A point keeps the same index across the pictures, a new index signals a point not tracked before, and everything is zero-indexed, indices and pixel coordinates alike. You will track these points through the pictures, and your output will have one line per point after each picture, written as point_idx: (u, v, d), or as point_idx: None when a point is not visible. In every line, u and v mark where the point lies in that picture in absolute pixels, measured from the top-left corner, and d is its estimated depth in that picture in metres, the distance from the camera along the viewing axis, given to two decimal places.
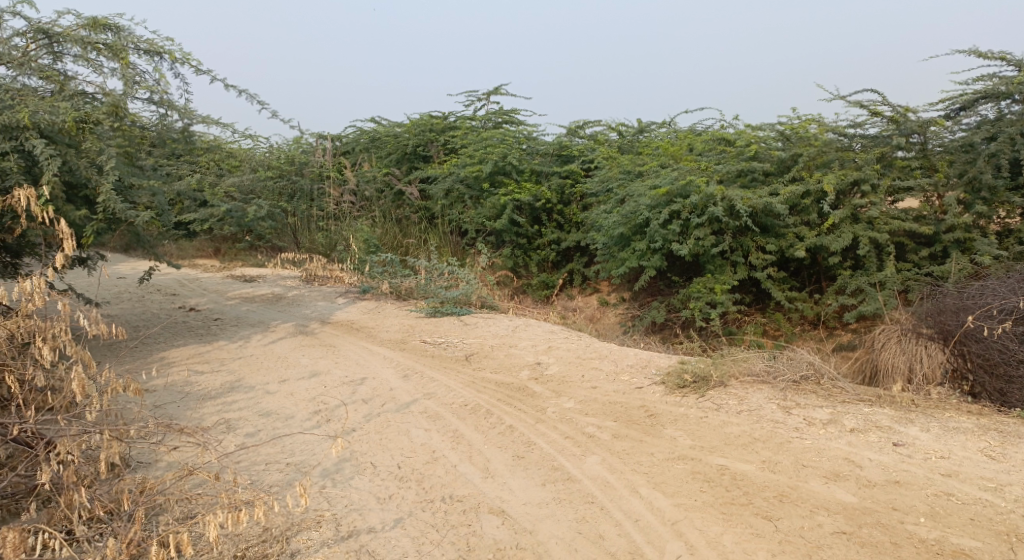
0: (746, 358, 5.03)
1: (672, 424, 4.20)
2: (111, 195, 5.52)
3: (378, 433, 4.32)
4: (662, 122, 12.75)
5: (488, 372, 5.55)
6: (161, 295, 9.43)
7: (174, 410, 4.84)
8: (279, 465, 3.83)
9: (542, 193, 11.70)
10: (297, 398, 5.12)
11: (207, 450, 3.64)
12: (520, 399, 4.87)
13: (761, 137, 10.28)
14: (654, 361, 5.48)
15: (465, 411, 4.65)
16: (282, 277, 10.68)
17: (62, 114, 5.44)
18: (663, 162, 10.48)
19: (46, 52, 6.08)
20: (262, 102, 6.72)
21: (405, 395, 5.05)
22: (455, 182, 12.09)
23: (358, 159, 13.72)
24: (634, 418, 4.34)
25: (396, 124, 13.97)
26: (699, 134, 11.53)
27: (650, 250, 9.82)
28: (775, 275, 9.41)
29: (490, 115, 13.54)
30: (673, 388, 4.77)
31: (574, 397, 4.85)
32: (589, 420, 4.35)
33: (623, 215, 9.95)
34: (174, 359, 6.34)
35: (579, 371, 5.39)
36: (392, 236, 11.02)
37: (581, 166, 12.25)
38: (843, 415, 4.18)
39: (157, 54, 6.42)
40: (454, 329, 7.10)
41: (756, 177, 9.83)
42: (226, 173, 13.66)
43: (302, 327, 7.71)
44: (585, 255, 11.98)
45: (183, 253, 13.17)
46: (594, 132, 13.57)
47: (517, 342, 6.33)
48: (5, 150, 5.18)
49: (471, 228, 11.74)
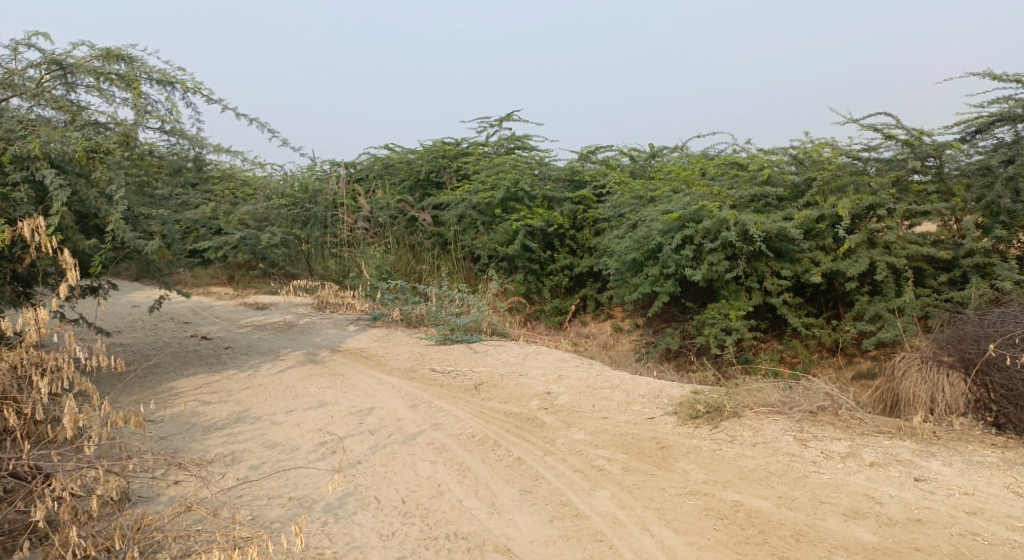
0: (761, 387, 4.91)
1: (684, 456, 4.09)
2: (121, 224, 5.54)
3: (383, 466, 4.24)
4: (674, 146, 12.73)
5: (498, 401, 5.46)
6: (173, 323, 9.45)
7: (179, 442, 4.79)
8: (282, 499, 3.76)
9: (554, 219, 11.67)
10: (303, 429, 5.05)
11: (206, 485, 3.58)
12: (529, 430, 4.77)
13: (774, 161, 10.21)
14: (667, 391, 5.37)
15: (473, 443, 4.56)
16: (294, 305, 10.68)
17: (73, 144, 5.47)
18: (675, 187, 10.44)
19: (60, 83, 6.13)
20: (273, 130, 6.77)
21: (413, 426, 4.97)
22: (467, 209, 12.12)
23: (371, 186, 13.79)
24: (645, 450, 4.23)
25: (409, 151, 14.05)
26: (711, 159, 11.48)
27: (663, 276, 9.74)
28: (790, 301, 9.27)
29: (502, 142, 13.58)
30: (686, 419, 4.65)
31: (584, 427, 4.75)
32: (599, 453, 4.25)
33: (635, 240, 9.90)
34: (182, 389, 6.31)
35: (590, 400, 5.29)
36: (404, 262, 11.02)
37: (593, 191, 12.23)
38: (861, 448, 4.05)
39: (170, 84, 6.48)
40: (464, 356, 7.02)
41: (769, 202, 9.74)
42: (241, 202, 13.77)
43: (312, 355, 7.67)
44: (597, 281, 11.89)
45: (198, 281, 13.23)
46: (605, 157, 13.56)
47: (528, 371, 6.25)
48: (16, 181, 5.22)
49: (484, 254, 11.72)
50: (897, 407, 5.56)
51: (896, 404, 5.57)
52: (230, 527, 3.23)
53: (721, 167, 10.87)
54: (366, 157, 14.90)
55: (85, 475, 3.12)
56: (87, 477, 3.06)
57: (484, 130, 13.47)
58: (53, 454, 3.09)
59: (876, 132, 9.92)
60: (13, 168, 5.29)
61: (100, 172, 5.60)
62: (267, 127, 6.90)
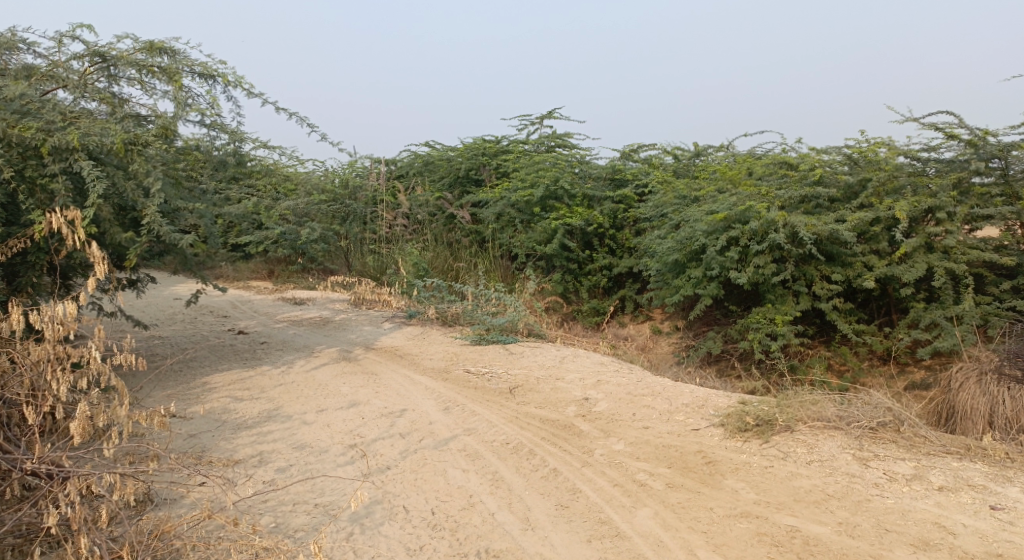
0: (815, 400, 4.60)
1: (732, 473, 3.82)
2: (157, 218, 5.43)
3: (413, 473, 4.07)
4: (720, 145, 12.34)
5: (533, 407, 5.24)
6: (212, 317, 9.44)
7: (208, 440, 4.69)
8: (307, 506, 3.61)
9: (594, 218, 11.40)
10: (333, 430, 4.92)
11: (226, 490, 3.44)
12: (566, 438, 4.54)
13: (826, 161, 9.79)
14: (712, 400, 5.08)
15: (507, 451, 4.35)
16: (331, 301, 10.60)
17: (112, 136, 5.39)
18: (721, 187, 10.10)
19: (103, 75, 6.11)
20: (313, 125, 6.74)
21: (445, 430, 4.78)
22: (506, 207, 11.96)
23: (411, 183, 13.66)
24: (690, 465, 3.97)
25: (449, 148, 13.92)
26: (758, 158, 11.10)
27: (707, 278, 9.40)
28: (840, 306, 8.84)
29: (543, 140, 13.35)
30: (734, 431, 4.37)
31: (624, 437, 4.51)
32: (641, 466, 4.00)
33: (678, 241, 9.59)
34: (215, 384, 6.25)
35: (630, 408, 5.04)
36: (442, 260, 10.87)
37: (635, 190, 11.93)
38: (928, 471, 3.73)
39: (211, 77, 6.43)
40: (500, 358, 6.82)
41: (821, 203, 9.32)
42: (282, 197, 13.79)
43: (346, 352, 7.56)
44: (637, 282, 11.59)
45: (239, 275, 13.27)
46: (648, 155, 13.22)
47: (565, 375, 6.01)
48: (54, 172, 5.15)
49: (522, 252, 11.51)
50: (953, 419, 5.20)
51: (951, 416, 5.21)
52: (251, 537, 3.10)
53: (769, 167, 10.49)
54: (407, 154, 14.81)
55: (98, 481, 3.02)
56: (100, 483, 2.96)
57: (525, 128, 13.27)
58: (69, 456, 2.98)
59: (937, 131, 9.44)
60: (52, 160, 5.20)
61: (138, 165, 5.50)
62: (306, 122, 6.87)
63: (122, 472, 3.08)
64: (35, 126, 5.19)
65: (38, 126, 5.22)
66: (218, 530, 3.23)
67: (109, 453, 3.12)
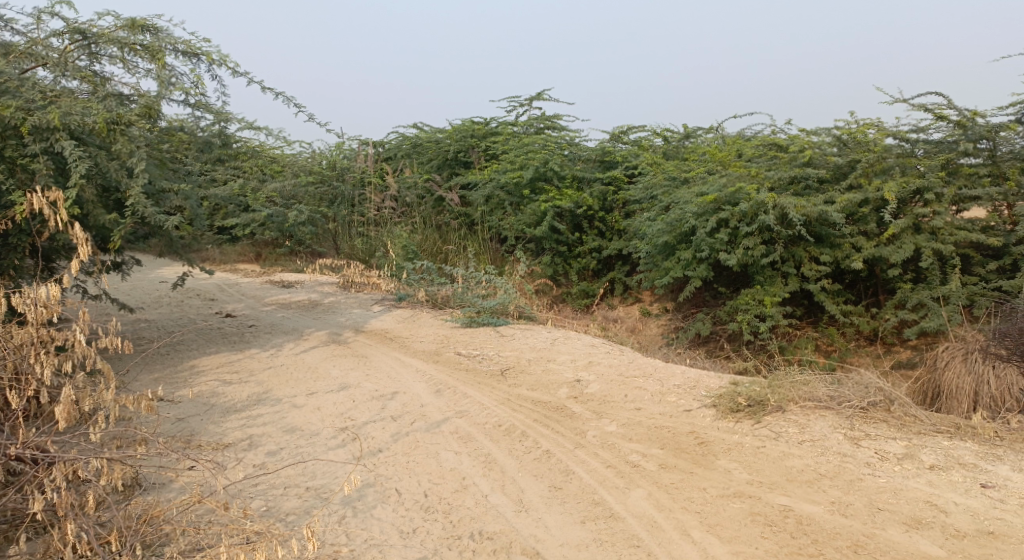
0: (806, 380, 4.61)
1: (725, 454, 3.82)
2: (141, 199, 5.34)
3: (405, 456, 4.04)
4: (709, 127, 12.30)
5: (525, 388, 5.22)
6: (199, 300, 9.35)
7: (197, 424, 4.64)
8: (299, 490, 3.58)
9: (583, 200, 11.37)
10: (323, 413, 4.88)
11: (215, 475, 3.41)
12: (558, 420, 4.53)
13: (816, 143, 9.78)
14: (703, 382, 5.08)
15: (499, 433, 4.34)
16: (320, 283, 10.52)
17: (93, 115, 5.28)
18: (710, 168, 10.08)
19: (84, 53, 5.98)
20: (300, 105, 6.65)
21: (436, 413, 4.76)
22: (495, 189, 11.89)
23: (399, 165, 13.54)
24: (682, 446, 3.97)
25: (437, 130, 13.79)
26: (748, 140, 11.08)
27: (696, 259, 9.40)
28: (829, 287, 8.87)
29: (532, 121, 13.26)
30: (726, 412, 4.37)
31: (616, 419, 4.50)
32: (633, 447, 4.00)
33: (667, 222, 9.58)
34: (204, 368, 6.19)
35: (622, 390, 5.03)
36: (431, 242, 10.81)
37: (624, 172, 11.89)
38: (919, 450, 3.75)
39: (195, 56, 6.31)
40: (491, 340, 6.80)
41: (810, 184, 9.32)
42: (269, 179, 13.63)
43: (336, 335, 7.51)
44: (626, 264, 11.59)
45: (226, 258, 13.13)
46: (637, 137, 13.16)
47: (556, 357, 5.99)
48: (34, 153, 5.04)
49: (511, 234, 11.46)
50: (938, 398, 5.23)
51: (936, 396, 5.23)
52: (242, 522, 3.07)
53: (759, 149, 10.47)
54: (395, 136, 14.67)
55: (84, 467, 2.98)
56: (86, 468, 2.92)
57: (514, 110, 13.17)
58: (54, 442, 2.93)
59: (926, 112, 9.44)
60: (32, 140, 5.08)
61: (121, 145, 5.40)
62: (293, 102, 6.78)
63: (108, 458, 3.05)
64: (14, 105, 5.06)
65: (17, 105, 5.09)
66: (208, 515, 3.20)
67: (95, 438, 3.08)
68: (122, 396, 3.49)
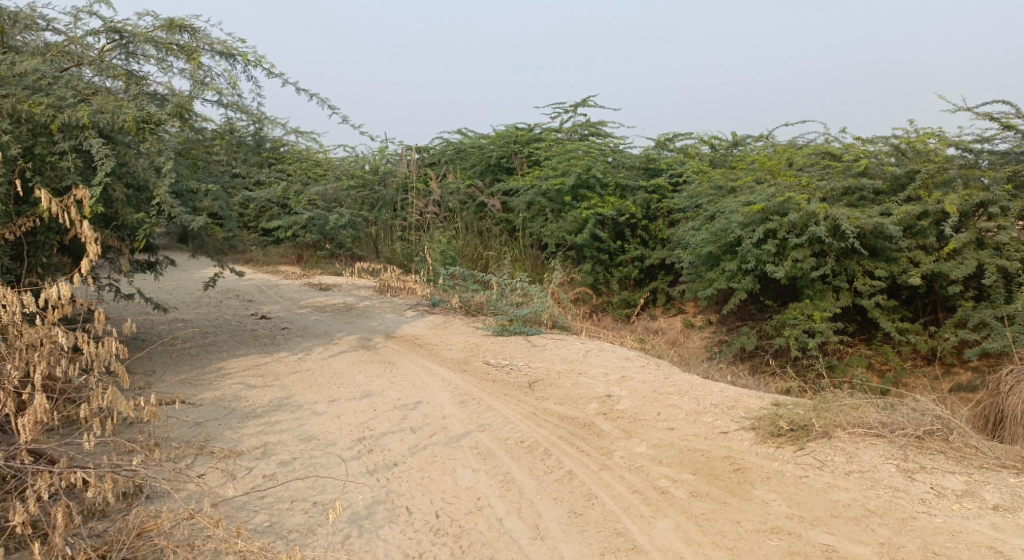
0: (855, 404, 4.26)
1: (763, 483, 3.51)
2: (168, 197, 5.31)
3: (420, 471, 3.85)
4: (759, 134, 11.86)
5: (552, 403, 4.98)
6: (237, 301, 9.36)
7: (214, 429, 4.53)
8: (305, 504, 3.41)
9: (626, 208, 11.06)
10: (343, 422, 4.72)
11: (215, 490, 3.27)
12: (584, 438, 4.27)
13: (872, 152, 9.30)
14: (743, 402, 4.76)
15: (521, 450, 4.11)
16: (357, 287, 10.44)
17: (123, 113, 5.26)
18: (759, 177, 9.68)
19: (121, 53, 6.00)
20: (334, 107, 6.56)
21: (458, 426, 4.55)
22: (536, 195, 11.66)
23: (442, 170, 13.39)
24: (716, 472, 3.67)
25: (481, 136, 13.61)
26: (799, 148, 10.61)
27: (742, 271, 9.04)
28: (883, 303, 8.39)
29: (577, 128, 12.99)
30: (766, 436, 4.06)
31: (647, 439, 4.22)
32: (663, 471, 3.72)
33: (711, 232, 9.23)
34: (230, 371, 6.12)
35: (654, 408, 4.75)
36: (472, 248, 10.70)
37: (669, 180, 11.53)
38: (982, 486, 3.39)
39: (231, 56, 6.27)
40: (522, 350, 6.56)
41: (865, 195, 8.87)
42: (312, 182, 13.66)
43: (366, 340, 7.38)
44: (669, 274, 11.25)
45: (268, 259, 13.18)
46: (683, 144, 12.79)
47: (588, 370, 5.73)
48: (63, 150, 5.05)
49: (551, 242, 11.22)
50: (1000, 426, 4.80)
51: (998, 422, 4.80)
52: (236, 538, 2.89)
53: (811, 157, 10.03)
54: (438, 141, 14.55)
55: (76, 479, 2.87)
56: (78, 478, 2.82)
57: (558, 116, 12.94)
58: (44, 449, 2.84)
59: (992, 121, 8.88)
60: (62, 137, 5.11)
61: (149, 143, 5.43)
62: (328, 104, 6.70)
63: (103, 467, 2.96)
64: (45, 102, 5.07)
65: (48, 102, 5.10)
66: (203, 530, 3.02)
67: (90, 443, 3.00)
68: (124, 403, 3.42)
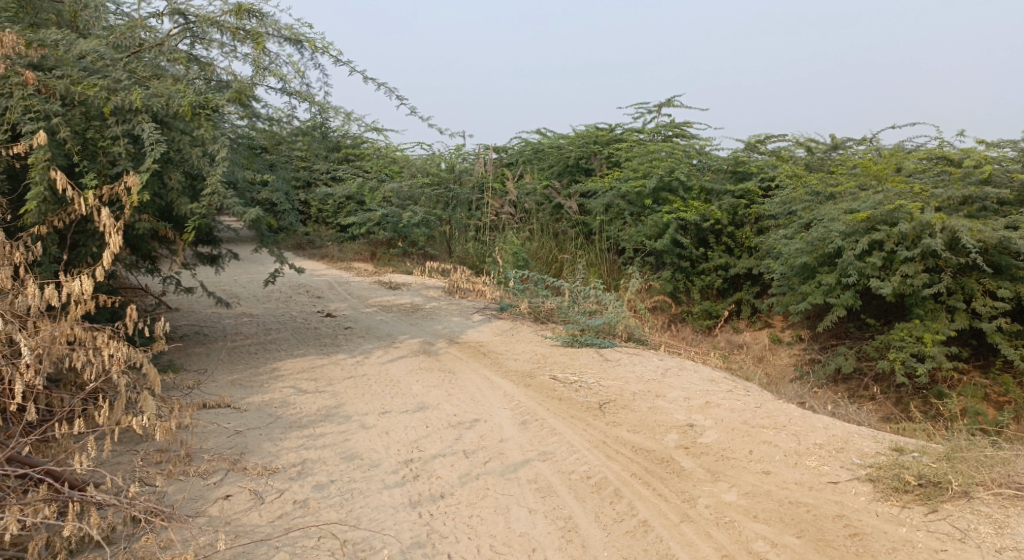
0: (1001, 458, 3.45)
1: (889, 558, 2.88)
2: (220, 187, 5.01)
3: (470, 507, 3.34)
4: (863, 138, 10.81)
5: (626, 430, 4.37)
6: (306, 297, 9.15)
7: (254, 439, 4.16)
8: (334, 543, 2.96)
9: (711, 213, 10.26)
10: (391, 439, 4.27)
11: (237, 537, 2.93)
12: (662, 477, 3.66)
13: (995, 157, 8.22)
14: (855, 443, 4.01)
15: (587, 488, 3.54)
16: (426, 287, 10.06)
17: (179, 98, 5.05)
18: (863, 183, 8.71)
19: (187, 37, 5.82)
20: (401, 98, 6.16)
21: (516, 452, 4.01)
22: (615, 197, 10.94)
23: (520, 171, 12.84)
24: (828, 538, 3.04)
25: (560, 136, 12.98)
26: (908, 153, 9.55)
27: (841, 285, 8.13)
28: (1007, 327, 7.31)
29: (660, 129, 12.23)
30: (887, 492, 3.35)
31: (737, 484, 3.57)
32: (760, 531, 3.09)
33: (807, 242, 8.35)
34: (284, 372, 5.80)
35: (745, 444, 4.06)
36: (547, 250, 10.19)
37: (760, 184, 10.61)
38: None
39: (298, 44, 5.97)
40: (593, 364, 5.96)
41: (987, 206, 7.85)
42: (388, 179, 13.33)
43: (428, 344, 6.93)
44: (756, 285, 10.38)
45: (343, 256, 12.98)
46: (776, 147, 11.83)
47: (667, 392, 5.09)
48: (115, 134, 4.82)
49: (629, 246, 10.50)
50: None
51: None
52: None
53: (921, 162, 9.01)
54: (517, 141, 14.02)
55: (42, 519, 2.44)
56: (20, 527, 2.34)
57: (641, 116, 12.20)
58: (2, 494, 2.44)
59: None
60: (114, 121, 4.89)
61: (205, 129, 5.18)
62: (394, 95, 6.30)
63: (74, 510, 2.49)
64: (100, 84, 4.87)
65: (104, 84, 4.90)
66: None
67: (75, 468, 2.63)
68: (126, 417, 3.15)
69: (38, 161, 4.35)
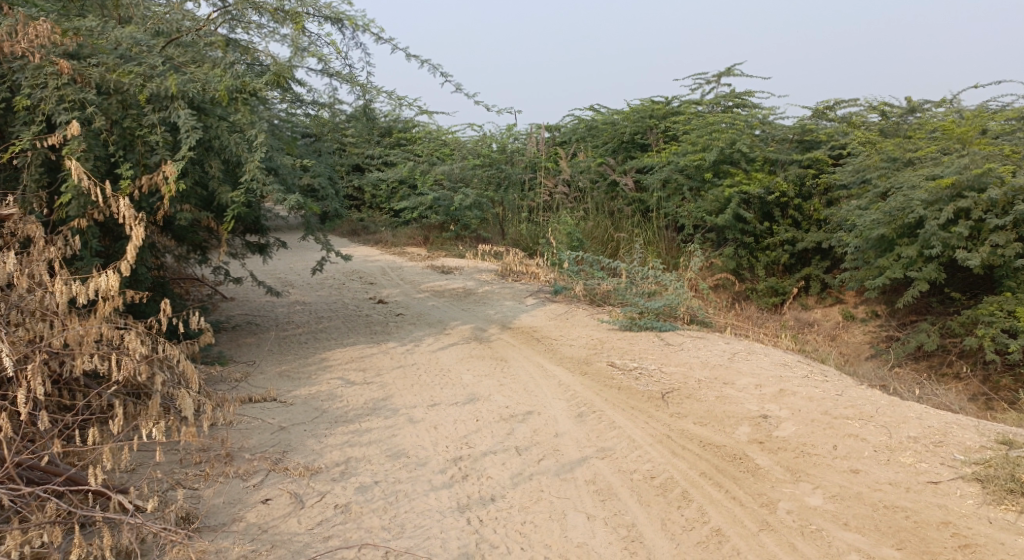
0: None
1: None
2: (258, 172, 4.81)
3: (523, 513, 3.06)
4: (943, 99, 9.99)
5: (692, 422, 4.01)
6: (359, 284, 9.01)
7: (297, 435, 3.98)
8: (375, 555, 2.73)
9: (776, 185, 9.67)
10: (439, 434, 4.02)
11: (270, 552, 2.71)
12: (736, 476, 3.30)
13: None
14: (954, 436, 3.56)
15: (651, 489, 3.21)
16: (478, 271, 9.81)
17: (216, 82, 4.88)
18: (945, 147, 8.02)
19: (225, 21, 5.64)
20: (445, 75, 5.87)
21: (573, 449, 3.71)
22: (673, 172, 10.42)
23: (573, 149, 12.40)
24: (932, 550, 2.65)
25: (615, 111, 12.45)
26: (996, 113, 8.75)
27: (922, 257, 7.49)
28: None
29: (720, 99, 11.61)
30: (999, 495, 2.92)
31: (822, 484, 3.19)
32: (852, 541, 2.73)
33: (884, 212, 7.72)
34: (332, 362, 5.63)
35: (828, 437, 3.66)
36: (602, 229, 9.74)
37: (829, 153, 9.93)
38: None
39: (339, 22, 5.72)
40: (654, 349, 5.59)
41: None
42: (439, 162, 13.05)
43: (479, 331, 6.67)
44: (826, 259, 9.77)
45: (396, 241, 12.79)
46: (846, 113, 11.08)
47: (737, 380, 4.69)
48: (152, 123, 4.65)
49: (689, 223, 10.00)
50: None
51: None
52: None
53: (1010, 123, 8.28)
54: (569, 118, 13.56)
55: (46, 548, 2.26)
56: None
57: (699, 86, 11.60)
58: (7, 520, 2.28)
59: None
60: (151, 108, 4.74)
61: (242, 114, 4.98)
62: (439, 73, 6.02)
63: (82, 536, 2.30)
64: (135, 71, 4.72)
65: (139, 71, 4.76)
66: None
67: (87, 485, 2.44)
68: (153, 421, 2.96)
69: (73, 152, 4.22)
